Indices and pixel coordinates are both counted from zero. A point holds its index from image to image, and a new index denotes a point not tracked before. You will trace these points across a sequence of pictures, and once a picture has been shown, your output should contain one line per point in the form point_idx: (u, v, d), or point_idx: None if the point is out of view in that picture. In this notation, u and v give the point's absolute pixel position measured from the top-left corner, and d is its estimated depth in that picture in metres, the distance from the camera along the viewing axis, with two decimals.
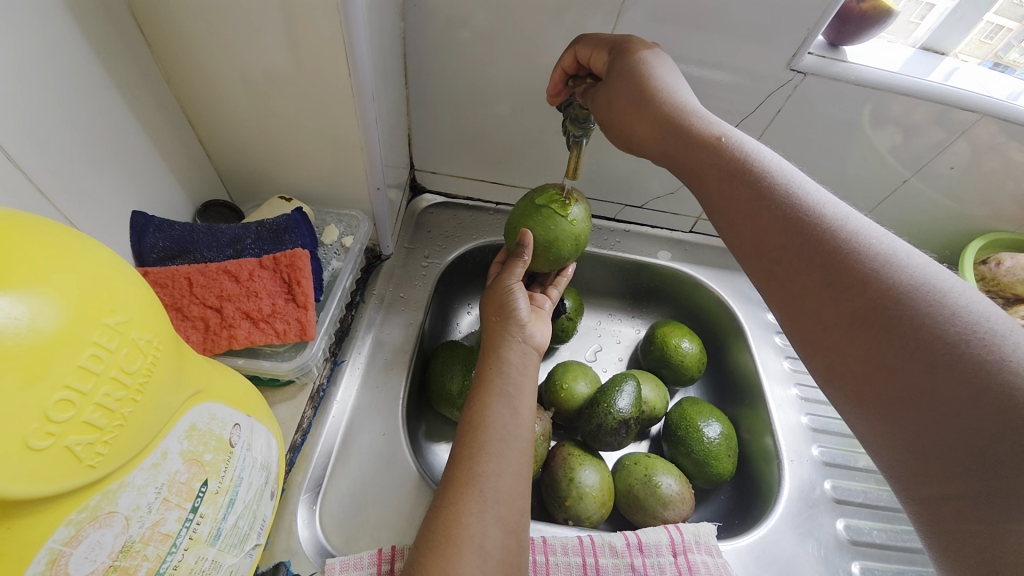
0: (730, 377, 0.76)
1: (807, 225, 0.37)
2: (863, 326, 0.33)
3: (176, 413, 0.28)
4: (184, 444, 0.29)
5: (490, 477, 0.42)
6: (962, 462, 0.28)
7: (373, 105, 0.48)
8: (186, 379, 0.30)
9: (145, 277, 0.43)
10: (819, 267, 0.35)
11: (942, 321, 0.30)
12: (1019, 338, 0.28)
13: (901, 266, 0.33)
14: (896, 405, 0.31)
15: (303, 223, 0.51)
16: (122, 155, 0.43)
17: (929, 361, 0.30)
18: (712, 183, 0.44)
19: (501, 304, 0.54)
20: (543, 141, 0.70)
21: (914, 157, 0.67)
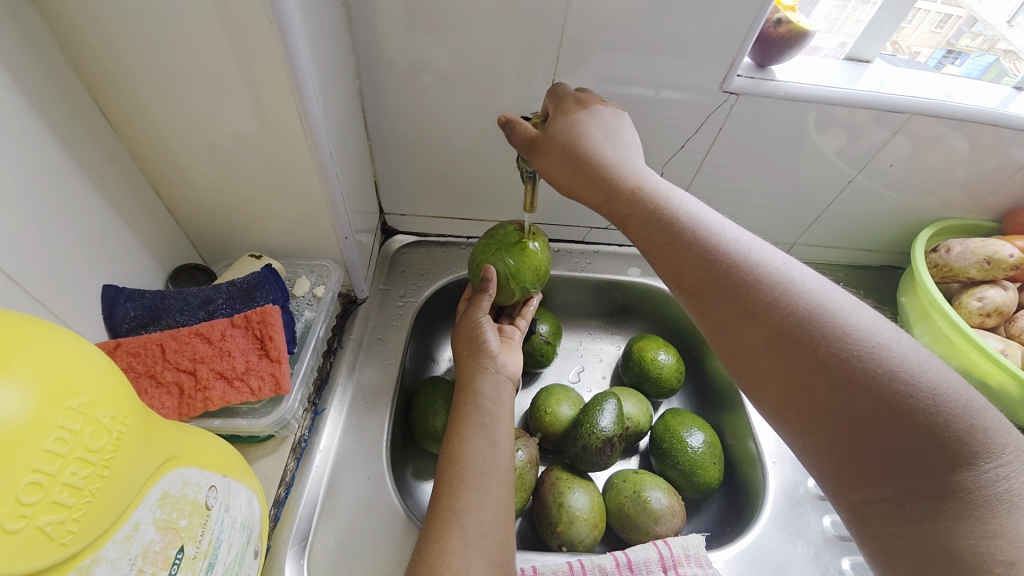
0: (710, 384, 0.77)
1: (721, 264, 0.41)
2: (783, 355, 0.37)
3: (149, 483, 0.29)
4: (158, 513, 0.30)
5: (473, 512, 0.42)
6: (880, 466, 0.33)
7: (333, 162, 0.52)
8: (157, 447, 0.31)
9: (118, 348, 0.43)
10: (737, 301, 0.40)
11: (841, 341, 0.36)
12: (900, 350, 0.34)
13: (801, 294, 0.38)
14: (819, 420, 0.36)
15: (273, 278, 0.53)
16: (92, 234, 0.45)
17: (839, 380, 0.35)
18: (634, 229, 0.46)
19: (468, 339, 0.55)
20: (504, 176, 0.73)
21: (856, 157, 0.71)
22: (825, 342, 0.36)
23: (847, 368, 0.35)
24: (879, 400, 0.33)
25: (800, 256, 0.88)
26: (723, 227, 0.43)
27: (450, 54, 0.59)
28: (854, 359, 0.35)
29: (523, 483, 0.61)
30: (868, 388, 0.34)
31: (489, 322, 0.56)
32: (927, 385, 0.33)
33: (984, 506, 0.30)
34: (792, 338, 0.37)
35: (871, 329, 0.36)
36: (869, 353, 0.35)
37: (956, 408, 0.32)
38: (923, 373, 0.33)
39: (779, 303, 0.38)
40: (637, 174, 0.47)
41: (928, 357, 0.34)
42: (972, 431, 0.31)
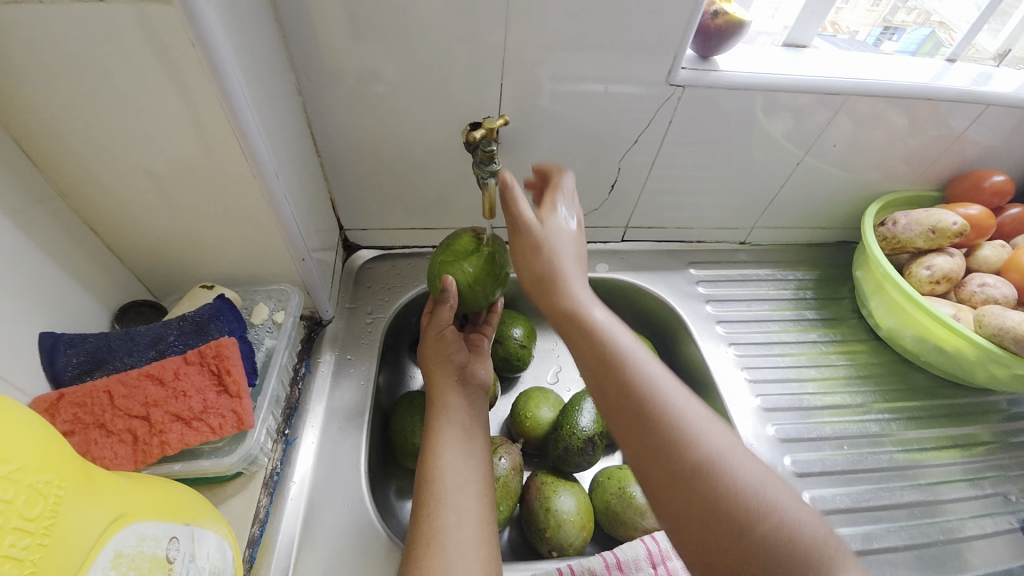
0: (686, 372, 0.78)
1: (603, 338, 0.46)
2: (641, 439, 0.41)
3: (100, 543, 0.27)
4: (114, 574, 0.28)
5: (454, 531, 0.42)
6: (705, 537, 0.36)
7: (279, 183, 0.50)
8: (104, 506, 0.29)
9: (61, 400, 0.40)
10: (611, 371, 0.44)
11: (685, 424, 0.40)
12: (733, 449, 0.39)
13: (660, 380, 0.43)
14: (668, 492, 0.39)
15: (228, 308, 0.51)
16: (22, 280, 0.42)
17: (680, 455, 0.39)
18: (544, 307, 0.51)
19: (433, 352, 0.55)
20: (464, 183, 0.72)
21: (802, 140, 0.74)
22: (675, 441, 0.39)
23: (686, 464, 0.38)
24: (716, 489, 0.37)
25: (760, 239, 0.90)
26: (622, 328, 0.47)
27: (396, 62, 0.58)
28: (697, 461, 0.38)
29: (508, 491, 0.60)
30: (707, 478, 0.37)
31: (454, 333, 0.55)
32: (744, 478, 0.37)
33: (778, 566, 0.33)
34: (650, 429, 0.40)
35: (716, 442, 0.39)
36: (711, 462, 0.38)
37: (796, 525, 0.35)
38: (769, 495, 0.36)
39: (643, 390, 0.42)
40: (559, 249, 0.51)
41: (774, 480, 0.37)
42: (797, 537, 0.34)
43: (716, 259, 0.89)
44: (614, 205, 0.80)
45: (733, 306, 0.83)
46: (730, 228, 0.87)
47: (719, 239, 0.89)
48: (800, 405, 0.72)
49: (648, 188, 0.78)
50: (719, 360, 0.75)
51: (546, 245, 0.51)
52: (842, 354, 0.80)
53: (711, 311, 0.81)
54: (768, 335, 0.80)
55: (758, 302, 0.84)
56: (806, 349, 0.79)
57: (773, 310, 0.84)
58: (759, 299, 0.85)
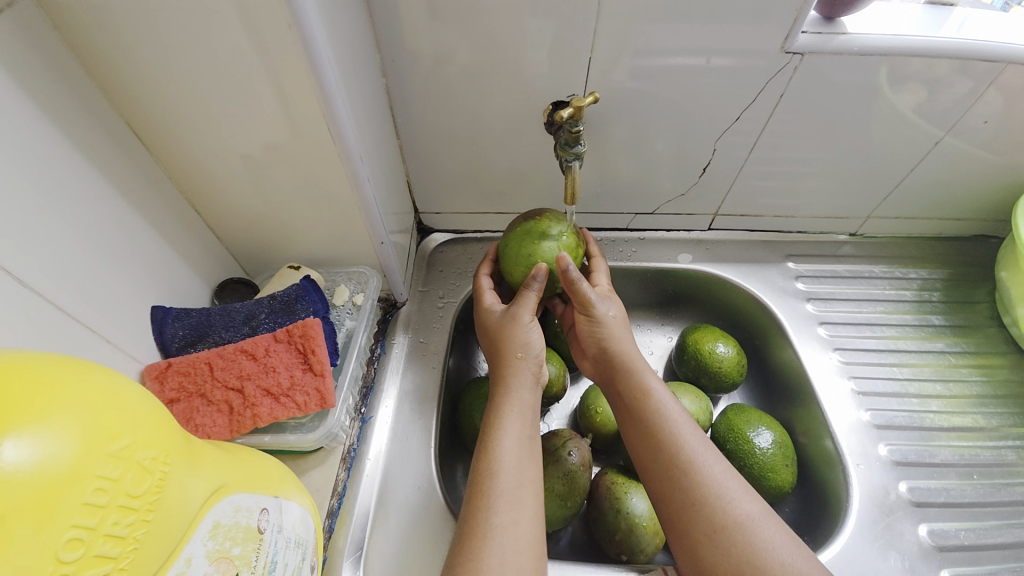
0: (778, 377, 0.71)
1: (658, 432, 0.50)
2: (679, 511, 0.47)
3: (199, 515, 0.28)
4: (210, 545, 0.29)
5: (505, 526, 0.42)
6: (699, 525, 0.45)
7: (363, 166, 0.50)
8: (204, 479, 0.30)
9: (169, 368, 0.44)
10: (653, 437, 0.50)
11: (725, 511, 0.45)
12: (763, 531, 0.43)
13: (703, 462, 0.48)
14: (677, 492, 0.47)
15: (313, 289, 0.52)
16: (135, 256, 0.45)
17: (714, 530, 0.44)
18: (605, 378, 0.57)
19: (506, 337, 0.54)
20: (540, 165, 0.69)
21: (941, 115, 0.62)
22: (710, 509, 0.45)
23: (714, 525, 0.44)
24: (733, 543, 0.43)
25: (873, 230, 0.79)
26: (675, 403, 0.52)
27: (470, 43, 0.56)
28: (725, 526, 0.44)
29: (577, 487, 0.58)
30: (729, 540, 0.43)
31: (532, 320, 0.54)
32: (763, 545, 0.43)
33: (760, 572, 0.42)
34: (691, 497, 0.46)
35: (745, 512, 0.44)
36: (736, 528, 0.44)
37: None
38: (781, 558, 0.42)
39: (688, 466, 0.48)
40: (616, 343, 0.56)
41: (768, 520, 0.44)
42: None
43: (819, 253, 0.79)
44: (702, 190, 0.73)
45: (837, 305, 0.74)
46: (839, 217, 0.77)
47: (824, 230, 0.79)
48: (918, 425, 0.63)
49: (746, 169, 0.70)
50: (818, 365, 0.68)
51: (593, 304, 0.56)
52: (974, 368, 0.69)
53: (811, 310, 0.73)
54: (879, 337, 0.71)
55: (868, 302, 0.74)
56: (928, 360, 0.69)
57: (885, 313, 0.73)
58: (870, 299, 0.75)
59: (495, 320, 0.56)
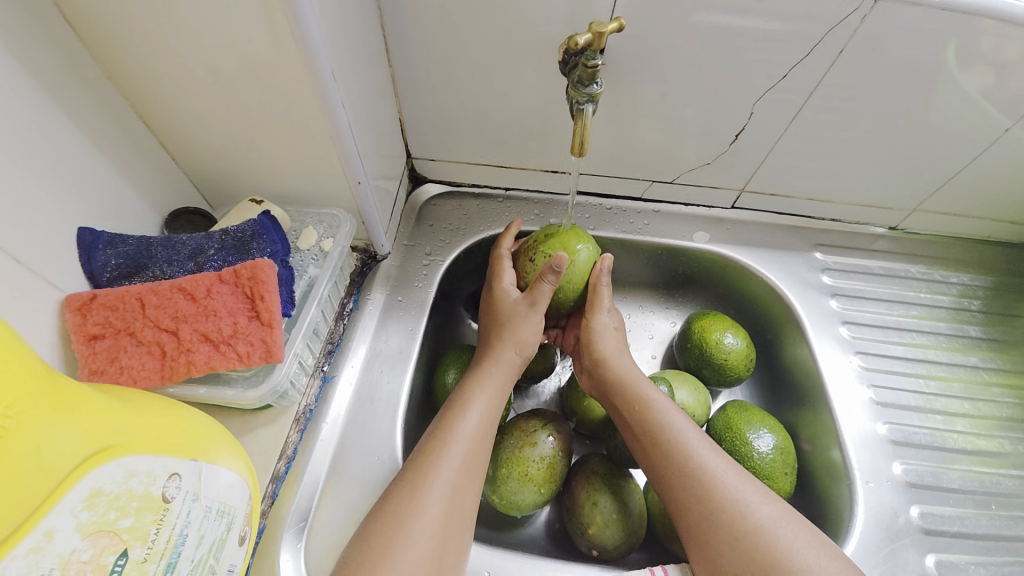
0: (787, 376, 0.65)
1: (660, 441, 0.48)
2: (702, 531, 0.43)
3: (65, 482, 0.24)
4: (84, 515, 0.25)
5: (450, 488, 0.41)
6: (714, 535, 0.43)
7: (336, 86, 0.42)
8: (78, 439, 0.26)
9: (93, 301, 0.38)
10: (655, 448, 0.48)
11: (740, 515, 0.42)
12: (782, 532, 0.41)
13: (709, 468, 0.45)
14: (688, 505, 0.45)
15: (272, 228, 0.46)
16: (58, 168, 0.38)
17: (732, 536, 0.42)
18: (599, 387, 0.54)
19: (509, 327, 0.51)
20: (554, 115, 0.59)
21: (1013, 101, 0.52)
22: (728, 514, 0.43)
23: (731, 531, 0.42)
24: (755, 548, 0.41)
25: (914, 226, 0.70)
26: (677, 411, 0.50)
27: None
28: (742, 530, 0.42)
29: (551, 474, 0.52)
30: (749, 547, 0.41)
31: (540, 317, 0.51)
32: (782, 547, 0.40)
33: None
34: (706, 506, 0.44)
35: (765, 515, 0.42)
36: (756, 532, 0.41)
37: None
38: (806, 559, 0.40)
39: (698, 473, 0.45)
40: (612, 353, 0.54)
41: (785, 522, 0.42)
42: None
43: (851, 245, 0.70)
44: (731, 161, 0.63)
45: (865, 305, 0.67)
46: (880, 207, 0.68)
47: (862, 220, 0.70)
48: (939, 445, 0.58)
49: (776, 151, 0.61)
50: (837, 368, 0.61)
51: (602, 310, 0.55)
52: (1007, 388, 0.62)
53: (835, 307, 0.66)
54: (907, 344, 0.64)
55: (900, 304, 0.67)
56: (959, 375, 0.63)
57: (918, 319, 0.66)
58: (902, 302, 0.67)
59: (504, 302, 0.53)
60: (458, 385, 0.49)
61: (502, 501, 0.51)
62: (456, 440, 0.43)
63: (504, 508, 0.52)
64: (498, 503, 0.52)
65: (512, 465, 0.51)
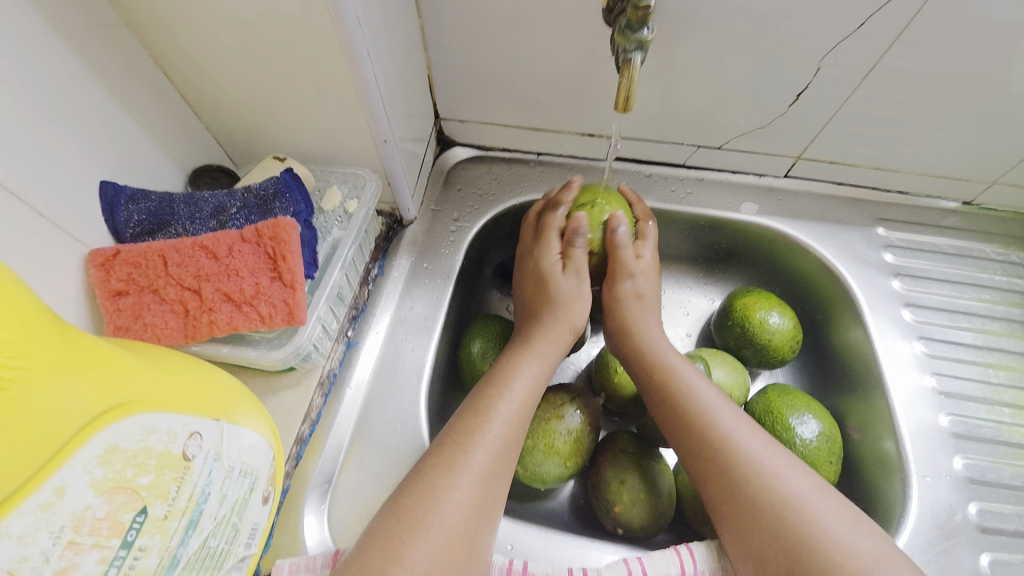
0: (836, 360, 0.60)
1: (684, 406, 0.45)
2: (727, 502, 0.40)
3: (76, 439, 0.24)
4: (96, 473, 0.25)
5: (486, 469, 0.38)
6: (739, 506, 0.40)
7: (361, 33, 0.39)
8: (92, 396, 0.25)
9: (117, 256, 0.37)
10: (679, 413, 0.45)
11: (767, 485, 0.39)
12: (814, 505, 0.38)
13: (736, 436, 0.42)
14: (713, 475, 0.42)
15: (294, 184, 0.44)
16: (78, 120, 0.37)
17: (759, 507, 0.39)
18: (622, 352, 0.51)
19: (563, 302, 0.50)
20: (595, 73, 0.54)
21: None
22: (751, 488, 0.40)
23: (758, 501, 0.39)
24: (783, 523, 0.38)
25: (995, 200, 0.62)
26: (702, 379, 0.47)
27: None
28: (770, 501, 0.39)
29: (577, 449, 0.51)
30: (777, 524, 0.38)
31: (587, 286, 0.51)
32: (814, 520, 0.37)
33: (816, 550, 0.36)
34: (733, 475, 0.41)
35: (795, 487, 0.39)
36: (785, 506, 0.38)
37: (852, 562, 0.35)
38: (838, 540, 0.36)
39: (722, 445, 0.42)
40: (638, 319, 0.51)
41: (819, 496, 0.39)
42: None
43: (918, 221, 0.64)
44: (789, 125, 0.57)
45: (931, 287, 0.60)
46: (957, 179, 0.60)
47: (933, 193, 0.63)
48: (1006, 442, 0.53)
49: (842, 115, 0.55)
50: (894, 353, 0.56)
51: (627, 275, 0.51)
52: None
53: (896, 288, 0.60)
54: (976, 331, 0.58)
55: (971, 287, 0.61)
56: None
57: (990, 303, 0.60)
58: (973, 284, 0.61)
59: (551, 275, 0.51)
60: (498, 361, 0.47)
61: (526, 473, 0.50)
62: (495, 420, 0.41)
63: (527, 480, 0.51)
64: (523, 475, 0.51)
65: (536, 437, 0.50)
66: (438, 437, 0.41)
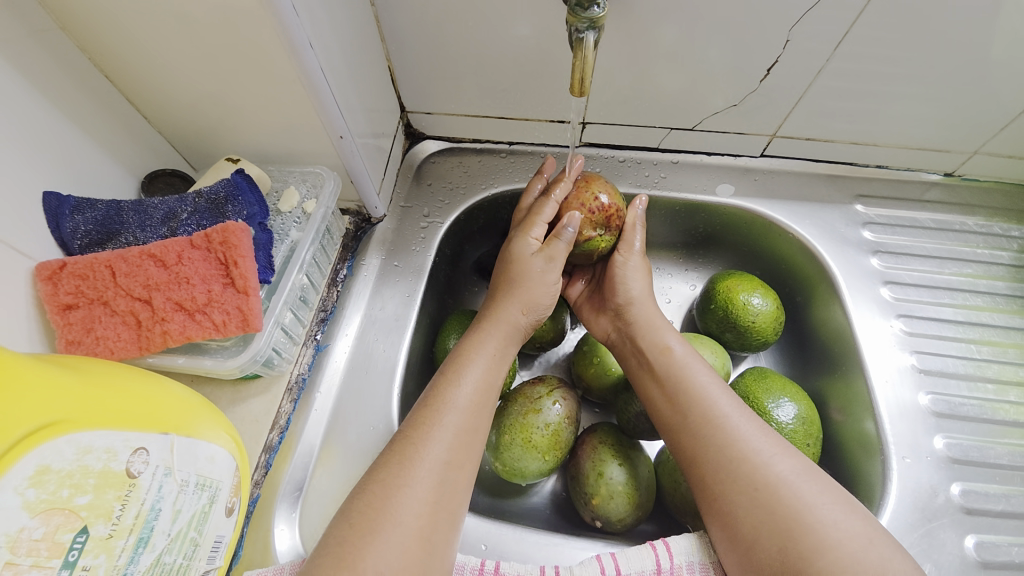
0: (818, 342, 0.60)
1: (680, 391, 0.44)
2: (717, 487, 0.40)
3: (2, 461, 0.23)
4: (30, 493, 0.24)
5: (441, 462, 0.38)
6: (726, 490, 0.39)
7: (300, 22, 0.37)
8: (18, 415, 0.24)
9: (62, 269, 0.36)
10: (672, 399, 0.45)
11: (754, 467, 0.39)
12: (801, 485, 0.38)
13: (725, 420, 0.42)
14: (702, 460, 0.41)
15: (247, 188, 0.44)
16: (14, 130, 0.36)
17: (748, 490, 0.38)
18: (624, 337, 0.51)
19: (521, 287, 0.48)
20: (559, 56, 0.52)
21: None
22: (748, 466, 0.39)
23: (748, 483, 0.38)
24: (777, 502, 0.37)
25: (974, 171, 0.61)
26: (698, 362, 0.46)
27: None
28: (758, 483, 0.38)
29: (557, 441, 0.50)
30: (772, 500, 0.37)
31: (556, 275, 0.48)
32: (803, 499, 0.37)
33: (806, 531, 0.35)
34: (722, 459, 0.40)
35: (784, 469, 0.39)
36: (779, 484, 0.38)
37: (842, 545, 0.35)
38: (830, 516, 0.36)
39: (721, 421, 0.42)
40: (644, 294, 0.52)
41: (807, 476, 0.38)
42: (852, 562, 0.34)
43: (898, 195, 0.62)
44: (762, 102, 0.56)
45: (911, 263, 0.60)
46: (936, 150, 0.59)
47: (913, 166, 0.62)
48: (988, 418, 0.52)
49: (815, 89, 0.53)
50: (876, 334, 0.55)
51: (636, 249, 0.53)
52: None
53: (877, 266, 0.59)
54: (958, 307, 0.57)
55: (952, 262, 0.60)
56: (1017, 341, 0.56)
57: (973, 278, 0.59)
58: (955, 259, 0.60)
59: (521, 257, 0.49)
60: (456, 349, 0.46)
61: (505, 469, 0.49)
62: (449, 411, 0.40)
63: (507, 476, 0.51)
64: (502, 470, 0.50)
65: (514, 432, 0.49)
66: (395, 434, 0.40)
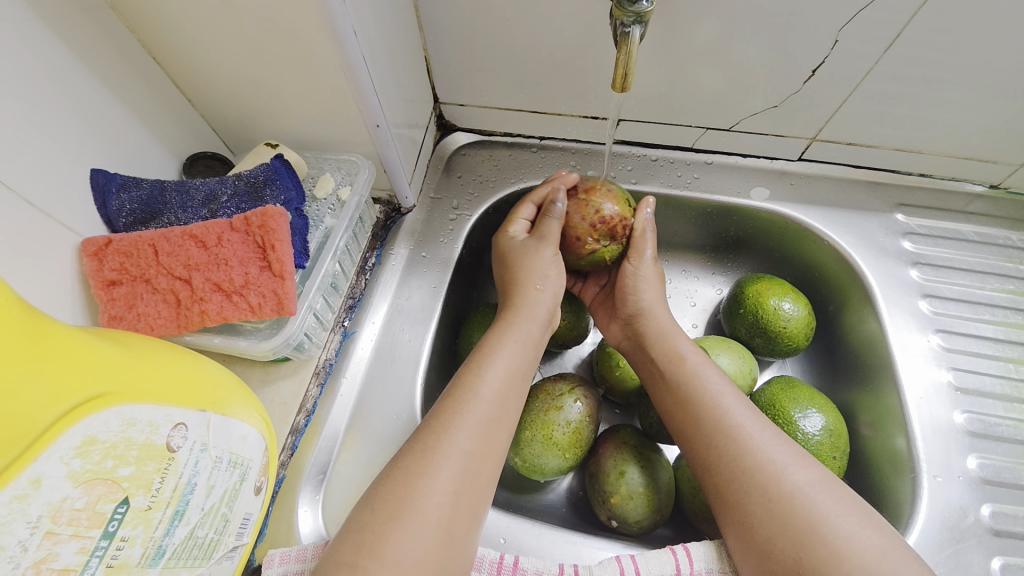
0: (850, 352, 0.58)
1: (694, 397, 0.44)
2: (731, 495, 0.39)
3: (49, 432, 0.24)
4: (75, 464, 0.25)
5: (463, 453, 0.38)
6: (740, 499, 0.39)
7: (345, 10, 0.37)
8: (65, 387, 0.25)
9: (108, 246, 0.37)
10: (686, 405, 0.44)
11: (769, 476, 0.38)
12: (818, 496, 0.37)
13: (741, 427, 0.41)
14: (715, 468, 0.41)
15: (285, 173, 0.44)
16: (65, 107, 0.37)
17: (763, 500, 0.38)
18: (635, 344, 0.50)
19: (527, 270, 0.49)
20: (597, 50, 0.51)
21: None
22: (758, 478, 0.38)
23: (763, 492, 0.38)
24: (791, 511, 0.36)
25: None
26: (710, 367, 0.46)
27: None
28: (773, 492, 0.37)
29: (578, 439, 0.50)
30: (785, 511, 0.37)
31: (555, 256, 0.50)
32: (820, 510, 0.36)
33: (821, 543, 0.35)
34: (736, 466, 0.40)
35: (800, 478, 0.38)
36: (793, 494, 0.37)
37: (856, 557, 0.34)
38: (847, 527, 0.35)
39: (732, 431, 0.41)
40: (655, 304, 0.50)
41: (826, 488, 0.38)
42: (867, 572, 0.33)
43: (941, 206, 0.60)
44: (804, 105, 0.54)
45: (951, 277, 0.58)
46: (982, 161, 0.57)
47: (958, 176, 0.59)
48: None
49: (861, 92, 0.51)
50: (910, 348, 0.54)
51: (647, 257, 0.51)
52: None
53: (915, 278, 0.57)
54: (998, 324, 0.55)
55: (995, 277, 0.58)
56: None
57: (1014, 295, 0.57)
58: (998, 274, 0.58)
59: (521, 254, 0.50)
60: (479, 341, 0.46)
61: (526, 464, 0.49)
62: (474, 404, 0.40)
63: (526, 471, 0.50)
64: (522, 466, 0.50)
65: (536, 428, 0.49)
66: (421, 422, 0.40)
